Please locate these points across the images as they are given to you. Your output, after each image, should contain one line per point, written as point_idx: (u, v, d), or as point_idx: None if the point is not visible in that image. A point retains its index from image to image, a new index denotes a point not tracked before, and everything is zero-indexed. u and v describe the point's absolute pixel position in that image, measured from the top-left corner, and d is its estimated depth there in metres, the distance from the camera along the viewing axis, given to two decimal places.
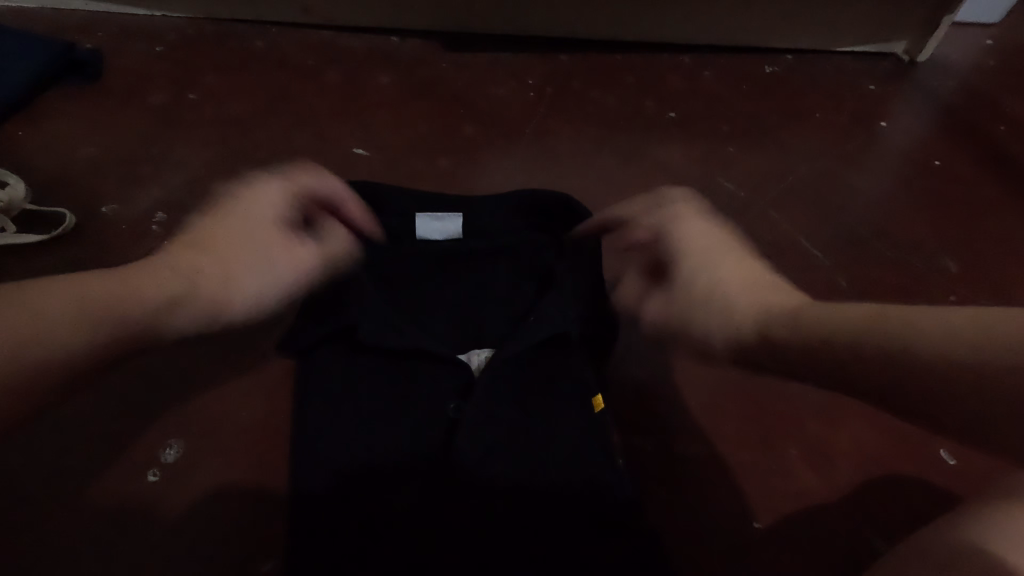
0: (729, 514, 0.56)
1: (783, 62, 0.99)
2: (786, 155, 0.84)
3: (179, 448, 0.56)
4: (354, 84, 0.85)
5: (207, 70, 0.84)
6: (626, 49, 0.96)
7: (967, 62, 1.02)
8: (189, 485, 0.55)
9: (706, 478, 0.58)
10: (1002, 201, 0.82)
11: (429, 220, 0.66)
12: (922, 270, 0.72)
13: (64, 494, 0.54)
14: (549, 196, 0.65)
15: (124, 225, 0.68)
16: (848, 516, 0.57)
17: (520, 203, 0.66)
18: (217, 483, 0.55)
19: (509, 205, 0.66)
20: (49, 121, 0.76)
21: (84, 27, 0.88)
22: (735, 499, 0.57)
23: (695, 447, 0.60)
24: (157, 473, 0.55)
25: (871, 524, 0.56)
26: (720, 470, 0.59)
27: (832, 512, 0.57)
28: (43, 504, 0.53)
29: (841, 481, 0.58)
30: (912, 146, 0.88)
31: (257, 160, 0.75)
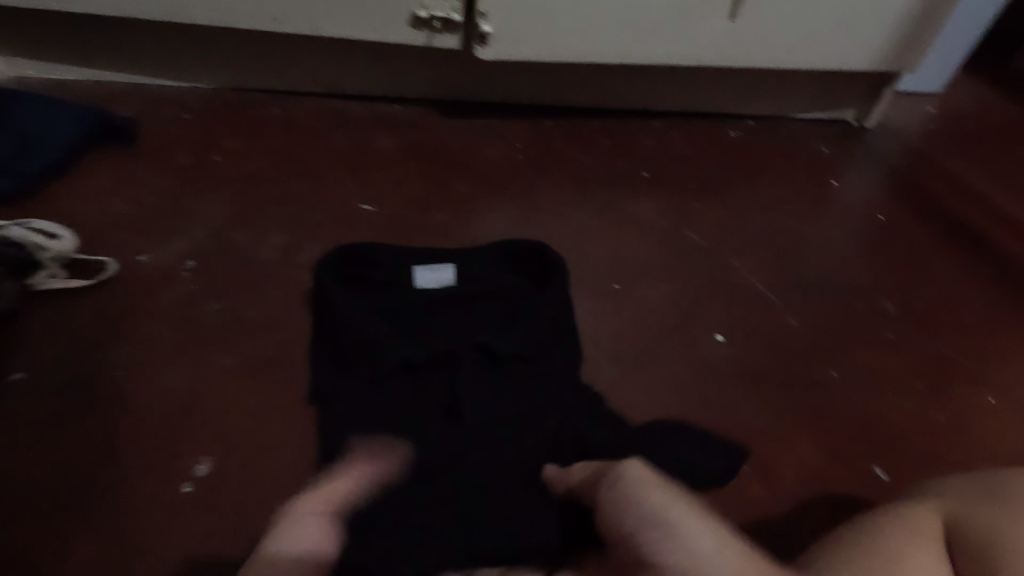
0: None
1: (745, 127, 1.11)
2: (745, 209, 0.94)
3: (211, 464, 0.63)
4: (361, 147, 0.96)
5: (230, 135, 0.95)
6: (603, 115, 1.08)
7: (908, 128, 1.15)
8: (217, 500, 0.61)
9: None
10: (938, 251, 0.91)
11: (424, 271, 0.75)
12: (867, 311, 0.81)
13: (89, 509, 0.59)
14: (522, 246, 0.76)
15: (156, 271, 0.76)
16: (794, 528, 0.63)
17: (497, 251, 0.76)
18: (239, 497, 0.61)
19: (491, 255, 0.76)
20: (89, 180, 0.86)
21: (118, 97, 1.00)
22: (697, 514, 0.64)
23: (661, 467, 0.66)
24: (191, 485, 0.61)
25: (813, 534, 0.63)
26: None
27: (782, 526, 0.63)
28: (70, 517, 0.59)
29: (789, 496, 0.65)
30: (858, 202, 0.99)
31: (272, 213, 0.84)
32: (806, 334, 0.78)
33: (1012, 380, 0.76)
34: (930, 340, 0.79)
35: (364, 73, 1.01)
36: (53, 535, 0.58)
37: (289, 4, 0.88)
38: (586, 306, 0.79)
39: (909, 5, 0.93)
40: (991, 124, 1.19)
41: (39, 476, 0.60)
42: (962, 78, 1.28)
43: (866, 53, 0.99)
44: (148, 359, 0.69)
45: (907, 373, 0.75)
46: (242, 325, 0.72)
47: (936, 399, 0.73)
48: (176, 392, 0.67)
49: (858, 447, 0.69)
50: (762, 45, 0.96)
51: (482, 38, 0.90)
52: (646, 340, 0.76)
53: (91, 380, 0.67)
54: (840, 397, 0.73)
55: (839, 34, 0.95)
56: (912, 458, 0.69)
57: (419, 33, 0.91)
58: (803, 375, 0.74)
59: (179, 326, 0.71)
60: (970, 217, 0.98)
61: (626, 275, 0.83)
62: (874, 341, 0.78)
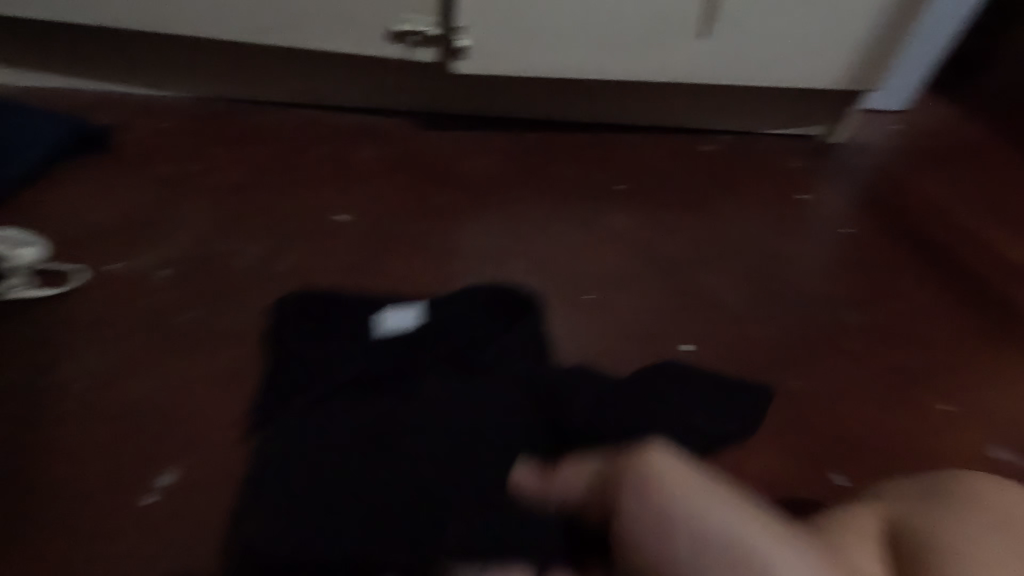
0: None
1: (719, 141, 1.13)
2: (718, 222, 0.97)
3: (173, 475, 0.64)
4: (341, 158, 0.97)
5: (209, 144, 0.95)
6: (581, 129, 1.10)
7: (876, 144, 1.19)
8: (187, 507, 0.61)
9: None
10: (902, 264, 0.94)
11: (390, 313, 0.74)
12: (832, 322, 0.83)
13: (55, 521, 0.61)
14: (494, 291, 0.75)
15: (131, 279, 0.76)
16: None
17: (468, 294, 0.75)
18: (204, 508, 0.63)
19: (461, 297, 0.75)
20: (65, 188, 0.86)
21: (97, 105, 1.00)
22: None
23: None
24: (152, 497, 0.63)
25: None
26: None
27: None
28: (38, 529, 0.60)
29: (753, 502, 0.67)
30: (827, 216, 1.01)
31: (250, 222, 0.85)
32: (773, 345, 0.80)
33: (968, 391, 0.79)
34: (890, 351, 0.82)
35: (345, 85, 1.02)
36: (21, 546, 0.59)
37: (270, 17, 0.89)
38: (560, 317, 0.80)
39: (872, 28, 0.96)
40: (956, 142, 1.22)
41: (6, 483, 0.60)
42: (930, 96, 1.32)
43: (833, 72, 1.02)
44: (119, 371, 0.70)
45: (867, 382, 0.78)
46: (218, 333, 0.73)
47: (896, 409, 0.76)
48: (146, 404, 0.68)
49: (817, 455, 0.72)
50: (733, 63, 0.99)
51: (460, 53, 0.92)
52: (618, 350, 0.78)
53: (64, 387, 0.67)
54: (803, 406, 0.75)
55: (806, 54, 0.99)
56: (867, 466, 0.71)
57: (398, 47, 0.92)
58: (770, 384, 0.76)
59: (153, 334, 0.72)
60: (933, 231, 1.01)
61: (600, 286, 0.85)
62: (837, 352, 0.80)
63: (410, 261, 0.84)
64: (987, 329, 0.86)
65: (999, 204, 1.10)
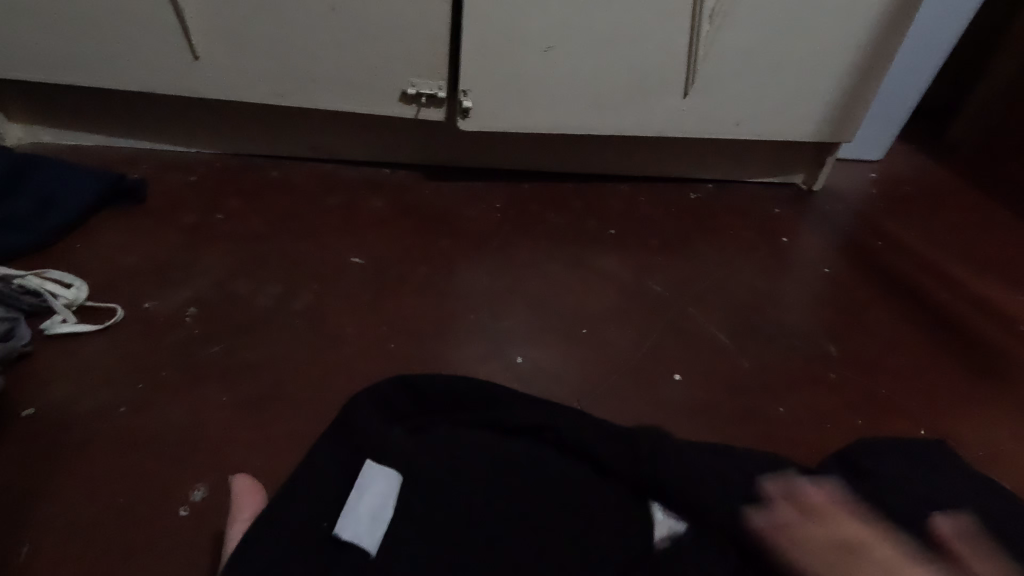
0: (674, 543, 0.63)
1: (704, 190, 1.22)
2: (705, 263, 1.03)
3: (205, 489, 0.66)
4: (353, 207, 1.04)
5: (232, 196, 1.03)
6: (575, 180, 1.19)
7: (851, 191, 1.27)
8: (209, 528, 0.63)
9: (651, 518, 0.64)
10: (880, 300, 1.00)
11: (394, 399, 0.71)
12: (810, 356, 0.88)
13: (82, 534, 0.62)
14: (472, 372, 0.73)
15: (160, 316, 0.82)
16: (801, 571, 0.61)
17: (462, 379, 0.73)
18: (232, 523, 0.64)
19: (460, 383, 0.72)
20: (100, 236, 0.93)
21: (130, 161, 1.09)
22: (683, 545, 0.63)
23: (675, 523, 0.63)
24: (186, 509, 0.64)
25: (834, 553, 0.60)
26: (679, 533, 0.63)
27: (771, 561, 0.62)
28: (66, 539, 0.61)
29: None
30: (807, 256, 1.08)
31: (269, 265, 0.91)
32: (757, 375, 0.85)
33: (942, 418, 0.83)
34: (868, 379, 0.87)
35: (357, 142, 1.12)
36: (46, 558, 0.60)
37: (293, 83, 0.99)
38: (558, 350, 0.85)
39: (838, 86, 1.06)
40: (926, 189, 1.31)
41: (36, 505, 0.63)
42: (899, 149, 1.42)
43: (805, 126, 1.12)
44: (147, 396, 0.73)
45: (847, 407, 0.82)
46: (242, 365, 0.78)
47: (873, 433, 0.80)
48: (174, 426, 0.71)
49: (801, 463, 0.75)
50: (714, 119, 1.08)
51: (464, 112, 1.01)
52: (609, 377, 0.82)
53: (97, 415, 0.71)
54: (790, 429, 0.79)
55: (780, 110, 1.09)
56: None
57: (408, 107, 1.02)
58: (753, 414, 0.80)
59: (180, 368, 0.76)
60: (908, 273, 1.07)
61: (593, 322, 0.90)
62: (818, 381, 0.85)
63: (416, 301, 0.89)
64: (964, 364, 0.91)
65: (968, 245, 1.16)
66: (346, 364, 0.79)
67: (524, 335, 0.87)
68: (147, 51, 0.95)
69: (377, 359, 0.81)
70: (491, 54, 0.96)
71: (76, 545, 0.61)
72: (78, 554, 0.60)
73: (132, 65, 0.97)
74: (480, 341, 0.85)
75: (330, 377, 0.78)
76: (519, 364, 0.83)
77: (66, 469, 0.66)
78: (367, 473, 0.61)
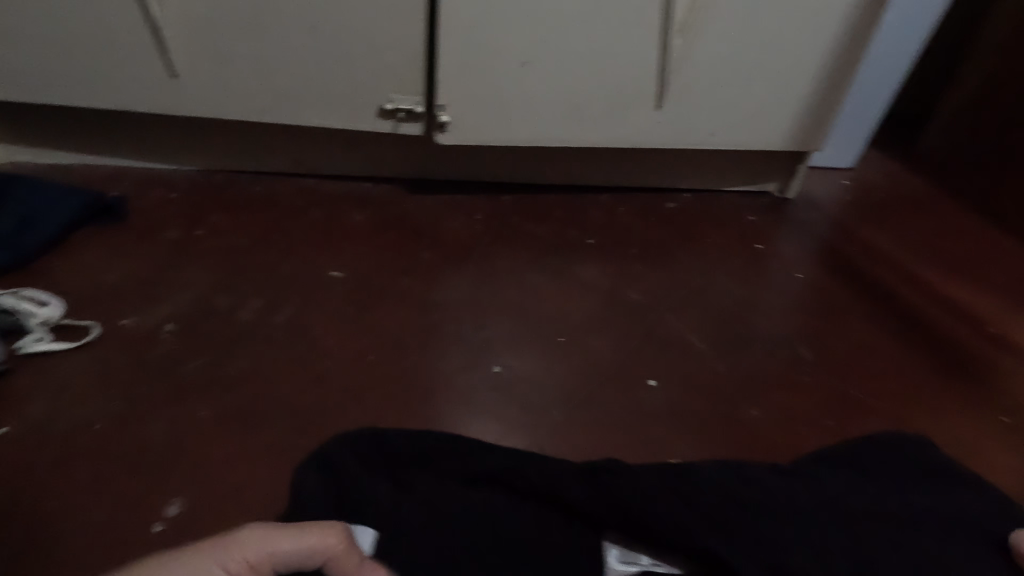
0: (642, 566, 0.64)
1: (682, 199, 1.24)
2: (682, 271, 1.05)
3: (181, 504, 0.66)
4: (334, 221, 1.05)
5: (212, 212, 1.04)
6: (555, 190, 1.20)
7: (824, 198, 1.30)
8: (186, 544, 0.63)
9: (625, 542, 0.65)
10: (852, 304, 1.03)
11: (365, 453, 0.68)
12: (785, 360, 0.90)
13: (54, 553, 0.61)
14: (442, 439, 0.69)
15: (138, 333, 0.82)
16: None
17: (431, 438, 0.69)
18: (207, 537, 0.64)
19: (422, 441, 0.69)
20: (78, 254, 0.93)
21: (109, 178, 1.09)
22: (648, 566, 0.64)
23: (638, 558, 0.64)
24: (161, 525, 0.64)
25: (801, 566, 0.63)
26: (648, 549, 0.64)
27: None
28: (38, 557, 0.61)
29: None
30: (782, 263, 1.10)
31: (249, 280, 0.92)
32: (732, 379, 0.86)
33: (911, 418, 0.85)
34: (841, 382, 0.88)
35: (338, 157, 1.13)
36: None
37: (272, 100, 1.00)
38: (538, 359, 0.86)
39: (806, 96, 1.10)
40: (897, 195, 1.34)
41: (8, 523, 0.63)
42: (871, 156, 1.46)
43: (777, 136, 1.14)
44: (124, 412, 0.73)
45: (820, 409, 0.84)
46: (222, 379, 0.78)
47: (845, 433, 0.81)
48: (150, 442, 0.71)
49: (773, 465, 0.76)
50: (687, 129, 1.11)
51: (442, 126, 1.03)
52: (588, 385, 0.83)
53: (73, 433, 0.71)
54: (765, 432, 0.80)
55: (752, 121, 1.11)
56: None
57: (387, 122, 1.03)
58: (729, 417, 0.81)
59: (158, 384, 0.76)
60: (880, 277, 1.10)
61: (571, 330, 0.91)
62: (792, 385, 0.87)
63: (396, 313, 0.90)
64: (932, 364, 0.93)
65: (938, 250, 1.19)
66: (326, 377, 0.80)
67: (503, 344, 0.88)
68: (125, 70, 0.96)
69: (357, 371, 0.81)
70: (467, 69, 0.98)
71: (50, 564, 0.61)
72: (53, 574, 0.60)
73: (111, 84, 0.98)
74: (460, 352, 0.86)
75: (309, 391, 0.78)
76: (498, 373, 0.84)
77: (41, 487, 0.66)
78: (344, 548, 0.51)
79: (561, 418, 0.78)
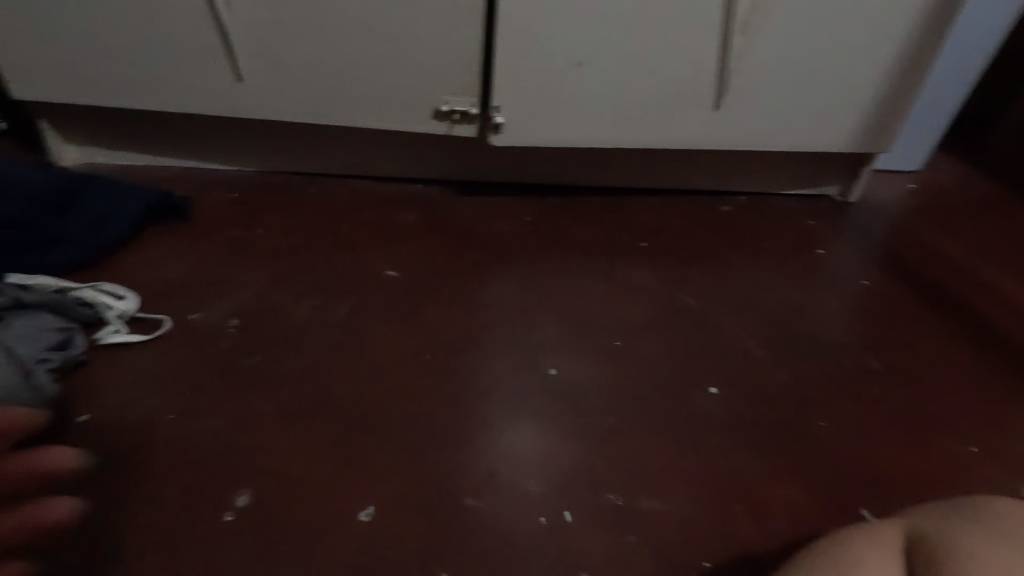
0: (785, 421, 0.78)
1: (735, 203, 1.20)
2: (739, 276, 1.01)
3: (249, 495, 0.66)
4: (386, 223, 1.06)
5: (270, 212, 1.07)
6: (605, 193, 1.19)
7: (889, 203, 1.24)
8: (252, 536, 0.63)
9: (836, 432, 0.77)
10: (924, 315, 0.97)
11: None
12: (852, 370, 0.86)
13: (117, 540, 0.62)
14: None
15: (201, 328, 0.84)
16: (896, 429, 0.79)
17: None
18: (269, 526, 0.64)
19: None
20: (146, 252, 0.97)
21: (175, 179, 1.13)
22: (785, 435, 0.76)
23: (827, 422, 0.78)
24: (232, 514, 0.64)
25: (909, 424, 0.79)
26: (852, 417, 0.79)
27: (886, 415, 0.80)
28: (105, 534, 0.62)
29: (778, 528, 0.67)
30: (844, 268, 1.05)
31: (305, 279, 0.93)
32: (797, 389, 0.82)
33: (991, 436, 0.80)
34: (915, 395, 0.83)
35: (390, 158, 1.14)
36: (83, 553, 0.61)
37: (330, 102, 1.03)
38: (593, 359, 0.83)
39: (873, 97, 1.05)
40: (968, 199, 1.27)
41: (84, 494, 0.65)
42: (936, 158, 1.39)
43: (841, 137, 1.10)
44: (185, 402, 0.75)
45: (894, 425, 0.79)
46: (279, 371, 0.79)
47: (921, 447, 0.77)
48: (212, 431, 0.72)
49: (841, 480, 0.72)
50: (746, 130, 1.07)
51: (497, 127, 1.03)
52: (645, 388, 0.80)
53: (145, 421, 0.72)
54: (835, 447, 0.75)
55: (816, 120, 1.07)
56: (891, 488, 0.72)
57: (441, 123, 1.04)
58: (795, 427, 0.77)
59: (222, 377, 0.78)
60: (952, 286, 1.04)
61: (626, 334, 0.88)
62: (862, 397, 0.82)
63: (448, 313, 0.89)
64: (1013, 380, 0.87)
65: (1015, 258, 1.12)
66: (379, 374, 0.79)
67: (556, 346, 0.85)
68: (194, 73, 1.00)
69: (410, 366, 0.81)
70: (524, 71, 0.98)
71: (131, 552, 0.61)
72: (129, 566, 0.60)
73: (180, 87, 1.01)
74: (513, 354, 0.83)
75: (366, 388, 0.78)
76: (553, 375, 0.81)
77: (114, 467, 0.68)
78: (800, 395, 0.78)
79: (619, 425, 0.75)
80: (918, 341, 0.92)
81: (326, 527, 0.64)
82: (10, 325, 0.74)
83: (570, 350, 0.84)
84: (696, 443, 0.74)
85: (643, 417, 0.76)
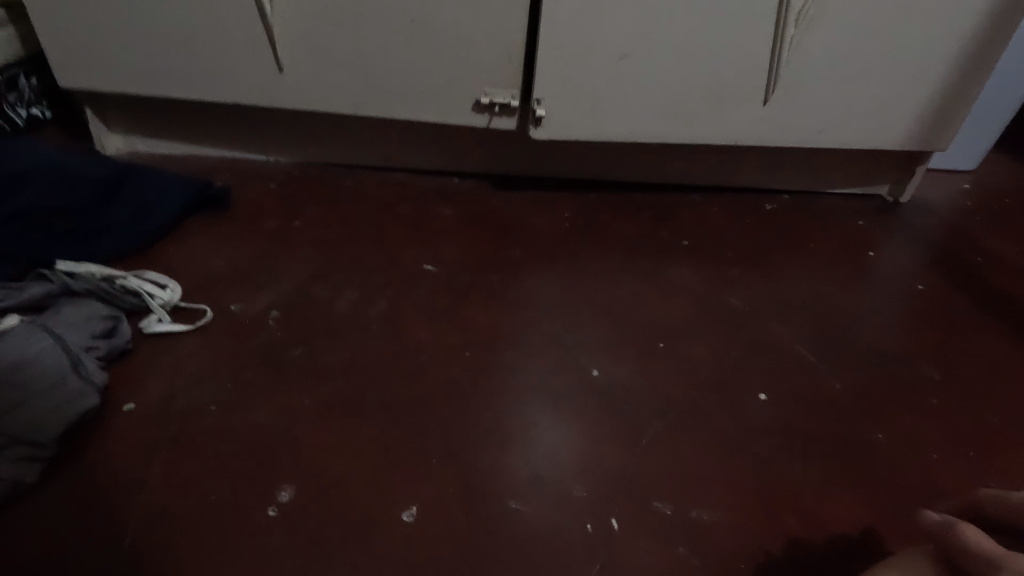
0: (839, 431, 0.74)
1: (781, 201, 1.16)
2: (786, 278, 0.97)
3: (292, 490, 0.66)
4: (423, 216, 1.05)
5: (308, 204, 1.06)
6: (645, 189, 1.16)
7: (944, 203, 1.18)
8: (296, 533, 0.62)
9: (894, 444, 0.73)
10: (984, 321, 0.92)
11: None
12: (909, 379, 0.82)
13: (164, 531, 0.62)
14: None
15: (243, 319, 0.84)
16: (959, 442, 0.75)
17: None
18: (312, 522, 0.63)
19: None
20: (188, 241, 0.97)
21: (216, 169, 1.14)
22: (840, 445, 0.73)
23: (884, 433, 0.75)
24: (275, 509, 0.64)
25: (973, 437, 0.75)
26: (910, 429, 0.75)
27: (947, 427, 0.76)
28: (152, 525, 0.63)
29: (835, 544, 0.64)
30: (898, 271, 1.01)
31: (343, 272, 0.93)
32: (851, 397, 0.78)
33: None
34: (978, 406, 0.79)
35: (426, 151, 1.13)
36: (131, 543, 0.61)
37: (369, 93, 1.02)
38: (636, 360, 0.81)
39: (935, 92, 1.00)
40: None
41: (132, 483, 0.66)
42: (993, 157, 1.33)
43: (897, 135, 1.05)
44: (228, 395, 0.75)
45: (957, 438, 0.75)
46: (320, 365, 0.79)
47: (986, 463, 0.73)
48: (255, 424, 0.72)
49: (901, 496, 0.68)
50: (796, 126, 1.03)
51: (538, 120, 1.01)
52: (690, 392, 0.77)
53: (189, 413, 0.73)
54: (893, 459, 0.72)
55: (871, 115, 1.02)
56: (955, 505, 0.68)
57: (482, 116, 1.02)
58: (850, 438, 0.74)
59: (264, 370, 0.78)
60: (1015, 291, 0.98)
61: (669, 335, 0.85)
62: (921, 408, 0.78)
63: (487, 310, 0.88)
64: None
65: None
66: (419, 371, 0.78)
67: (597, 346, 0.83)
68: (235, 63, 0.99)
69: (449, 363, 0.80)
70: (567, 62, 0.95)
71: (177, 545, 0.61)
72: (177, 558, 0.60)
73: (222, 78, 1.01)
74: (554, 354, 0.82)
75: (405, 384, 0.77)
76: (595, 376, 0.79)
77: (160, 457, 0.68)
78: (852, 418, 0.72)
79: (665, 430, 0.73)
80: (979, 350, 0.87)
81: (369, 526, 0.63)
82: (59, 310, 0.76)
83: (612, 351, 0.82)
84: (744, 450, 0.71)
85: (688, 422, 0.74)
